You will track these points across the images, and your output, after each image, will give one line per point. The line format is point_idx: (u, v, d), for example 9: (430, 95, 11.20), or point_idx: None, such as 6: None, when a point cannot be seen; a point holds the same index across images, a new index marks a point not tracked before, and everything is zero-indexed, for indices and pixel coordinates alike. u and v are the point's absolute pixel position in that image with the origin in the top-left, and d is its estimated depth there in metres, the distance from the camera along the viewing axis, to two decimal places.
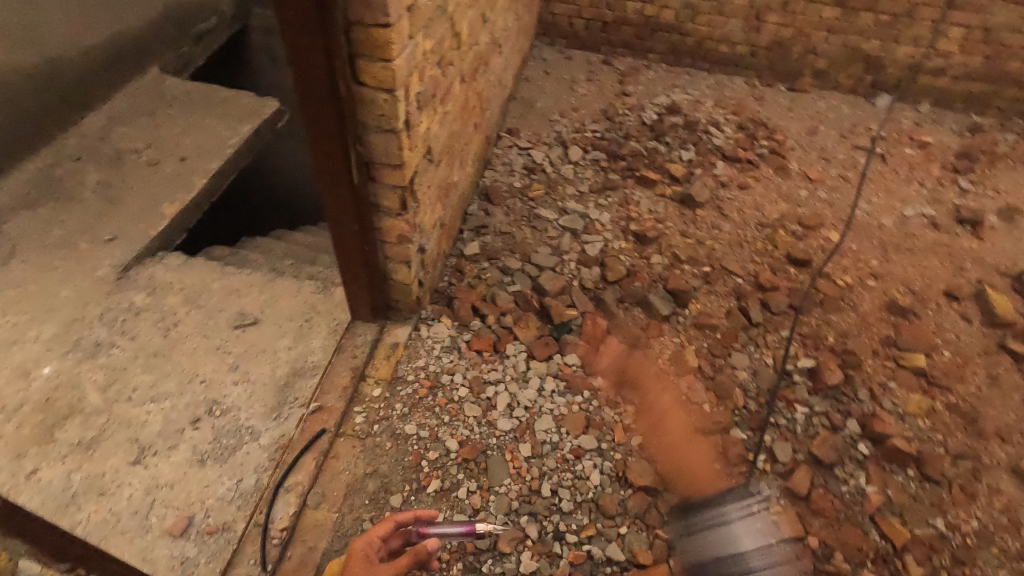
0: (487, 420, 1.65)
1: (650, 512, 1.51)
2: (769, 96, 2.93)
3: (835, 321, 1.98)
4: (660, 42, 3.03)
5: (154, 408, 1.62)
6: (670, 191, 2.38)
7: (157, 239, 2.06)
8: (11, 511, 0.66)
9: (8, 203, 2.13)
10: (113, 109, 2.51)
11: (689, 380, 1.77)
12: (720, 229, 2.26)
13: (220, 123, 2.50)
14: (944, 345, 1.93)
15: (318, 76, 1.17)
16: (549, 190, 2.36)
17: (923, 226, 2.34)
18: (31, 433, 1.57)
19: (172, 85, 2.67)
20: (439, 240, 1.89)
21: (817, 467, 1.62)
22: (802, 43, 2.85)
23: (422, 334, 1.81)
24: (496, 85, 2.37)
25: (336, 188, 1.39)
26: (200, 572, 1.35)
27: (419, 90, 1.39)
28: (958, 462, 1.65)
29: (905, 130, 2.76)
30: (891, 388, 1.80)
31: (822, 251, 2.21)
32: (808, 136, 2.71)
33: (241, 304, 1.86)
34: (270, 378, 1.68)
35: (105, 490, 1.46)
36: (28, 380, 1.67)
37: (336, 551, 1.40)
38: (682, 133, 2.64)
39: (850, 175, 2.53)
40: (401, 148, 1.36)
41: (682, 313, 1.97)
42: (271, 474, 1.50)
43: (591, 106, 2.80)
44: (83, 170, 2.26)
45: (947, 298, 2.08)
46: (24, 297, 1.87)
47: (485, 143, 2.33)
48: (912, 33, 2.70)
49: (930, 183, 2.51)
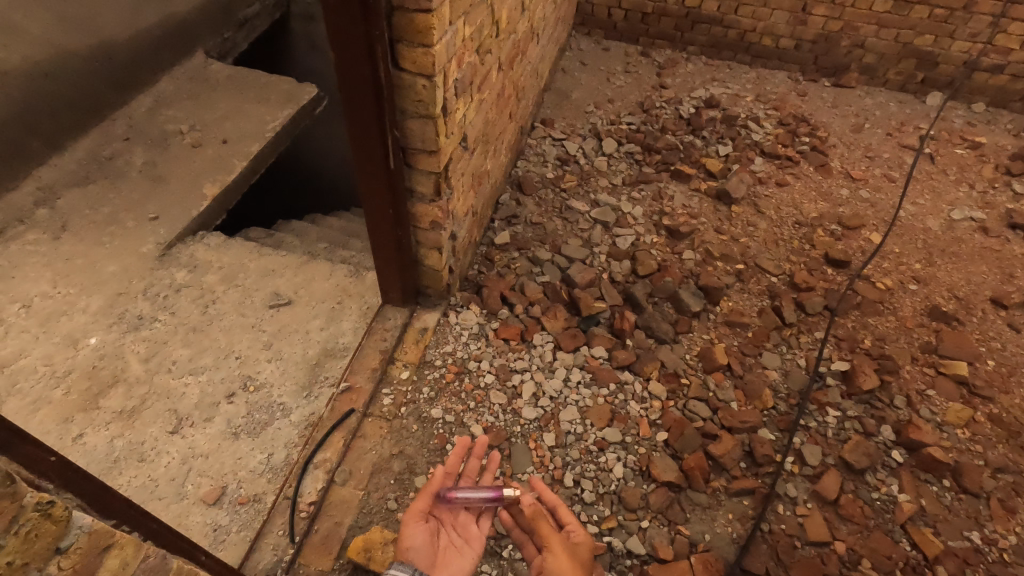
0: (512, 408, 1.66)
1: (672, 508, 1.50)
2: (813, 91, 2.84)
3: (872, 325, 1.92)
4: (700, 35, 2.96)
5: (192, 381, 1.68)
6: (706, 186, 2.34)
7: (198, 220, 2.13)
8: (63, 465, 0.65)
9: (61, 179, 2.22)
10: (160, 93, 2.60)
11: (717, 378, 1.75)
12: (755, 227, 2.21)
13: (261, 108, 2.56)
14: (988, 354, 1.86)
15: (360, 61, 1.19)
16: (581, 181, 2.35)
17: (971, 230, 2.24)
18: (77, 399, 1.65)
19: (216, 69, 2.74)
20: (470, 228, 1.90)
21: (847, 472, 1.59)
22: (850, 37, 2.76)
23: (451, 320, 1.83)
24: (532, 75, 2.36)
25: (372, 173, 1.41)
26: (232, 540, 1.40)
27: (457, 78, 1.40)
28: (998, 475, 1.59)
29: (957, 129, 2.65)
30: (929, 395, 1.75)
31: (862, 252, 2.14)
32: (851, 134, 2.62)
33: (276, 285, 1.91)
34: (302, 357, 1.72)
35: (145, 457, 1.53)
36: (76, 350, 1.75)
37: (361, 528, 1.44)
38: (719, 127, 2.58)
39: (895, 175, 2.44)
40: (437, 134, 1.37)
41: (713, 310, 1.94)
42: (300, 450, 1.54)
43: (627, 99, 2.77)
44: (131, 150, 2.35)
45: (994, 306, 1.99)
46: (74, 271, 1.95)
47: (519, 133, 2.33)
48: (969, 28, 2.58)
49: (981, 186, 2.40)
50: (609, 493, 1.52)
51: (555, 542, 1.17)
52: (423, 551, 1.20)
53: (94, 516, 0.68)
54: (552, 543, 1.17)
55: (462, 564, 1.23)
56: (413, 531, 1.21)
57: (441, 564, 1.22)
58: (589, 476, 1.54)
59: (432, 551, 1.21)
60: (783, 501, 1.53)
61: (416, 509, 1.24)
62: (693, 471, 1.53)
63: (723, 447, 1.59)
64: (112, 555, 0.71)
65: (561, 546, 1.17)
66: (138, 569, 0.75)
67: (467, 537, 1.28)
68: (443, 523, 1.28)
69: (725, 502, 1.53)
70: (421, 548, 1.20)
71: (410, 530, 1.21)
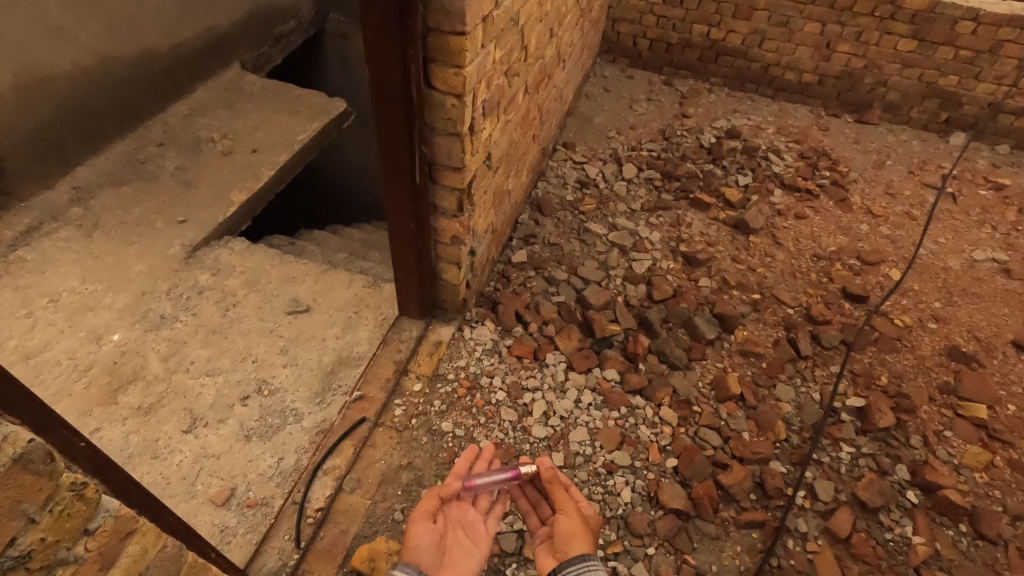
0: (522, 426, 1.66)
1: (679, 536, 1.48)
2: (834, 127, 2.86)
3: (890, 362, 1.90)
4: (724, 67, 3.01)
5: (208, 382, 1.70)
6: (724, 215, 2.35)
7: (224, 224, 2.19)
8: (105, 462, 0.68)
9: (96, 181, 2.30)
10: (196, 101, 2.69)
11: (730, 407, 1.74)
12: (773, 258, 2.21)
13: (292, 119, 2.64)
14: (1008, 398, 1.82)
15: (394, 80, 1.23)
16: (600, 205, 2.37)
17: (993, 271, 2.22)
18: (97, 394, 1.68)
19: (251, 81, 2.83)
20: (489, 245, 1.93)
21: (860, 510, 1.56)
22: (873, 75, 2.78)
23: (465, 335, 1.85)
24: (557, 99, 2.41)
25: (399, 186, 1.44)
26: (237, 542, 1.41)
27: (485, 98, 1.44)
28: (1017, 523, 1.55)
29: (980, 170, 2.64)
30: (947, 437, 1.72)
31: (881, 288, 2.13)
32: (873, 170, 2.63)
33: (296, 291, 1.95)
34: (317, 364, 1.74)
35: (158, 454, 1.55)
36: (99, 345, 1.80)
37: (366, 537, 1.44)
38: (740, 158, 2.61)
39: (916, 213, 2.43)
40: (463, 151, 1.40)
41: (728, 339, 1.93)
42: (310, 456, 1.55)
43: (649, 126, 2.80)
44: (165, 156, 2.43)
45: (1015, 349, 1.96)
46: (102, 268, 2.01)
47: (540, 154, 2.37)
48: (994, 71, 2.59)
49: (1004, 228, 2.38)
50: (616, 517, 1.51)
51: (569, 502, 1.22)
52: (429, 551, 1.19)
53: (122, 501, 0.71)
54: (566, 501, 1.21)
55: (468, 563, 1.24)
56: (419, 530, 1.20)
57: (448, 564, 1.22)
58: (596, 498, 1.53)
59: (437, 551, 1.21)
60: (794, 536, 1.50)
61: (422, 509, 1.24)
62: (702, 499, 1.52)
63: (733, 477, 1.57)
64: (133, 541, 0.73)
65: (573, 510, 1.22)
66: (155, 558, 0.77)
67: (474, 537, 1.28)
68: (451, 521, 1.28)
69: (733, 533, 1.51)
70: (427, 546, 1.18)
71: (417, 529, 1.20)
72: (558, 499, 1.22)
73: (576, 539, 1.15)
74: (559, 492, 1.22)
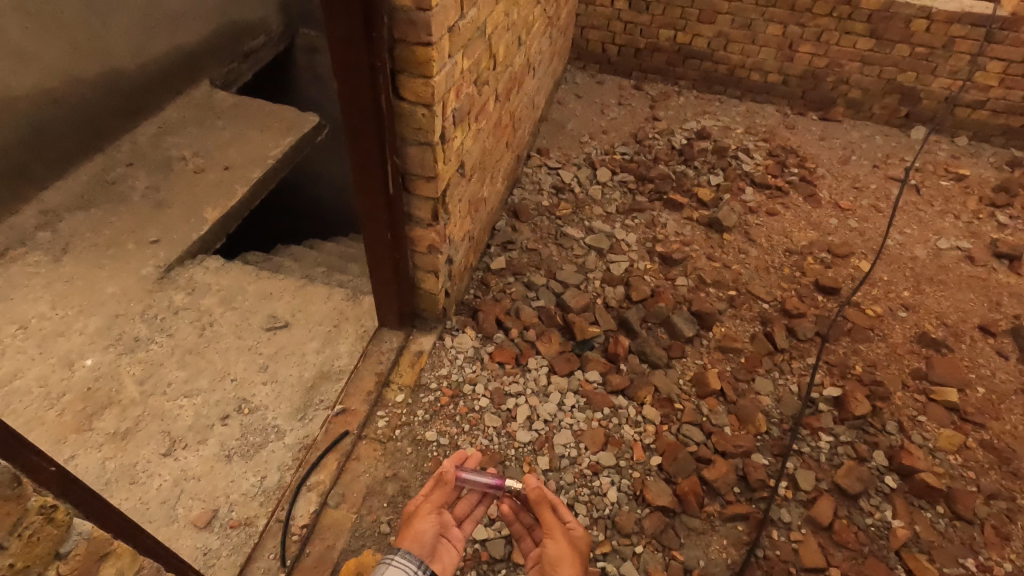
0: (507, 431, 1.66)
1: (666, 533, 1.49)
2: (800, 124, 2.93)
3: (863, 351, 1.94)
4: (692, 70, 3.07)
5: (187, 404, 1.68)
6: (698, 215, 2.39)
7: (198, 243, 2.16)
8: (76, 483, 0.67)
9: (64, 204, 2.26)
10: (166, 120, 2.66)
11: (711, 403, 1.76)
12: (747, 254, 2.26)
13: (264, 135, 2.62)
14: (978, 381, 1.88)
15: (362, 91, 1.24)
16: (576, 209, 2.40)
17: (958, 259, 2.29)
18: (71, 420, 1.64)
19: (221, 98, 2.81)
20: (467, 253, 1.94)
21: (841, 498, 1.59)
22: (835, 74, 2.86)
23: (446, 344, 1.84)
24: (529, 107, 2.43)
25: (372, 197, 1.45)
26: (221, 564, 1.38)
27: (455, 107, 1.45)
28: (991, 501, 1.60)
29: (941, 162, 2.73)
30: (921, 421, 1.76)
31: (852, 280, 2.18)
32: (839, 165, 2.70)
33: (274, 308, 1.93)
34: (298, 380, 1.73)
35: (137, 479, 1.52)
36: (71, 370, 1.76)
37: (353, 552, 1.43)
38: (711, 158, 2.66)
39: (882, 205, 2.50)
40: (436, 160, 1.41)
41: (706, 336, 1.96)
42: (294, 473, 1.54)
43: (621, 130, 2.84)
44: (134, 176, 2.39)
45: (982, 333, 2.03)
46: (73, 292, 1.97)
47: (515, 161, 2.39)
48: (949, 66, 2.68)
49: (966, 217, 2.46)
50: (604, 517, 1.51)
51: (558, 528, 1.18)
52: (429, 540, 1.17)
53: (95, 522, 0.70)
54: (554, 526, 1.18)
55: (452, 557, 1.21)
56: (423, 522, 1.18)
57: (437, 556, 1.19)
58: (583, 500, 1.54)
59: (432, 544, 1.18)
60: (778, 527, 1.53)
61: (428, 501, 1.22)
62: (687, 495, 1.53)
63: (717, 471, 1.59)
64: (109, 563, 0.72)
65: (563, 533, 1.19)
66: None
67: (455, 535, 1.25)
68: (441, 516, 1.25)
69: (719, 527, 1.52)
70: (426, 539, 1.16)
71: (419, 524, 1.17)
72: (548, 522, 1.19)
73: (562, 564, 1.13)
74: (547, 514, 1.19)
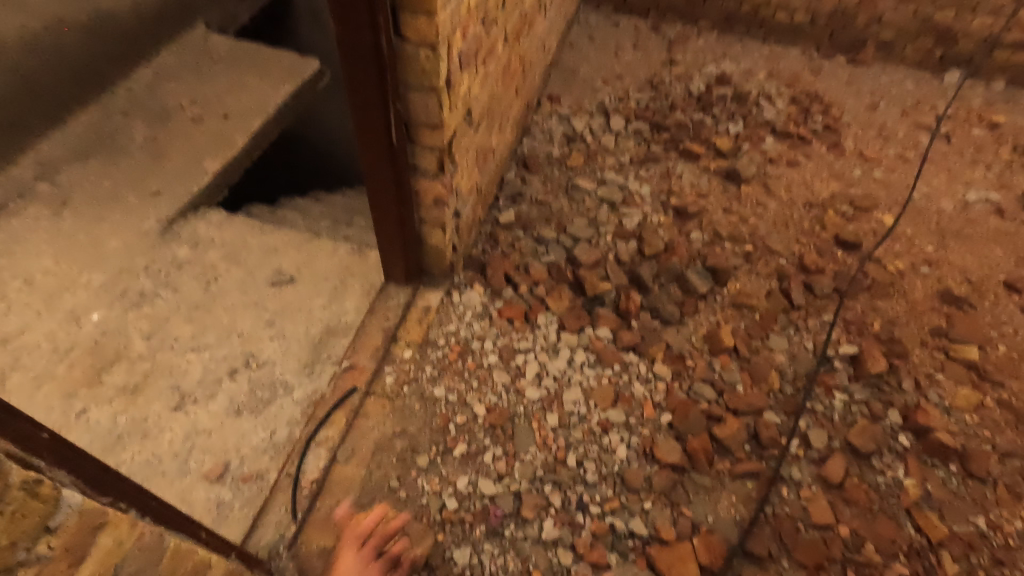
0: (515, 388, 1.64)
1: (675, 490, 1.49)
2: (827, 68, 2.76)
3: (882, 308, 1.89)
4: (713, 9, 2.88)
5: (195, 358, 1.67)
6: (715, 165, 2.29)
7: (199, 195, 2.11)
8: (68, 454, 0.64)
9: (62, 155, 2.20)
10: (161, 65, 2.55)
11: (723, 360, 1.73)
12: (765, 207, 2.17)
13: (262, 82, 2.51)
14: (999, 339, 1.83)
15: (362, 32, 1.15)
16: (588, 159, 2.30)
17: (986, 212, 2.19)
18: (81, 375, 1.64)
19: (217, 42, 2.69)
20: (474, 205, 1.87)
21: (853, 456, 1.57)
22: (867, 12, 2.67)
23: (454, 300, 1.81)
24: (539, 49, 2.30)
25: (374, 147, 1.37)
26: (235, 516, 1.41)
27: (461, 49, 1.36)
28: (1005, 460, 1.58)
29: (974, 108, 2.57)
30: (938, 379, 1.73)
31: (874, 234, 2.10)
32: (866, 112, 2.56)
33: (279, 262, 1.90)
34: (305, 336, 1.71)
35: (148, 433, 1.53)
36: (78, 326, 1.75)
37: (363, 506, 1.44)
38: (730, 105, 2.52)
39: (909, 155, 2.38)
40: (441, 107, 1.33)
41: (720, 292, 1.91)
42: (303, 428, 1.54)
43: (637, 75, 2.69)
44: (132, 125, 2.32)
45: (1007, 290, 1.96)
46: (76, 247, 1.94)
47: (524, 108, 2.28)
48: (991, 3, 2.49)
49: (998, 167, 2.34)
50: (612, 473, 1.51)
51: None
52: None
53: (85, 495, 0.68)
54: None
55: None
56: (346, 561, 1.30)
57: None
58: (591, 457, 1.53)
59: None
60: (788, 485, 1.52)
61: (348, 544, 1.33)
62: (697, 453, 1.53)
63: (728, 429, 1.57)
64: (105, 533, 0.71)
65: None
66: (134, 547, 0.76)
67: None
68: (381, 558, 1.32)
69: (728, 484, 1.52)
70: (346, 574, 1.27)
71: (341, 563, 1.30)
72: None
73: None
74: None
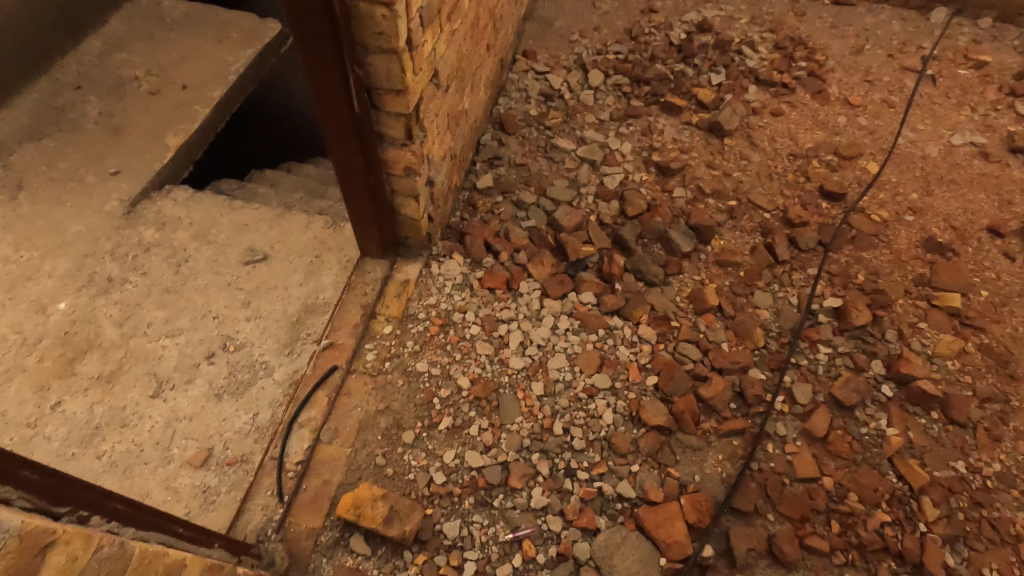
0: (500, 358, 1.63)
1: (662, 451, 1.50)
2: (811, 11, 2.66)
3: (866, 259, 1.87)
4: None
5: (170, 343, 1.63)
6: (697, 119, 2.23)
7: (162, 172, 2.02)
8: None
9: (12, 135, 2.08)
10: (111, 34, 2.40)
11: (708, 319, 1.72)
12: (748, 160, 2.12)
13: (221, 48, 2.38)
14: (981, 285, 1.83)
15: None
16: (567, 117, 2.22)
17: (971, 155, 2.16)
18: (52, 367, 1.60)
19: (170, 7, 2.53)
20: (449, 172, 1.80)
21: (837, 409, 1.59)
22: None
23: (433, 271, 1.76)
24: (511, 2, 2.18)
25: (336, 115, 1.31)
26: (222, 500, 1.40)
27: (421, 6, 1.27)
28: (985, 405, 1.60)
29: (961, 47, 2.50)
30: (921, 328, 1.73)
31: (858, 184, 2.07)
32: (851, 56, 2.48)
33: (251, 240, 1.83)
34: (282, 314, 1.67)
35: (127, 422, 1.50)
36: (45, 316, 1.69)
37: (351, 485, 1.43)
38: (712, 54, 2.43)
39: (894, 100, 2.32)
40: (403, 71, 1.26)
41: (704, 250, 1.88)
42: (285, 409, 1.52)
43: (615, 26, 2.58)
44: (85, 100, 2.19)
45: (990, 235, 1.95)
46: (35, 233, 1.86)
47: (498, 66, 2.18)
48: None
49: (983, 108, 2.30)
50: (600, 438, 1.51)
51: None
52: None
53: (23, 518, 0.64)
54: None
55: None
56: None
57: None
58: (578, 423, 1.53)
59: None
60: (773, 440, 1.53)
61: None
62: (683, 414, 1.53)
63: (713, 389, 1.58)
64: (55, 551, 0.68)
65: None
66: (93, 558, 0.74)
67: None
68: None
69: (714, 443, 1.53)
70: None
71: None
72: None
73: None
74: None
